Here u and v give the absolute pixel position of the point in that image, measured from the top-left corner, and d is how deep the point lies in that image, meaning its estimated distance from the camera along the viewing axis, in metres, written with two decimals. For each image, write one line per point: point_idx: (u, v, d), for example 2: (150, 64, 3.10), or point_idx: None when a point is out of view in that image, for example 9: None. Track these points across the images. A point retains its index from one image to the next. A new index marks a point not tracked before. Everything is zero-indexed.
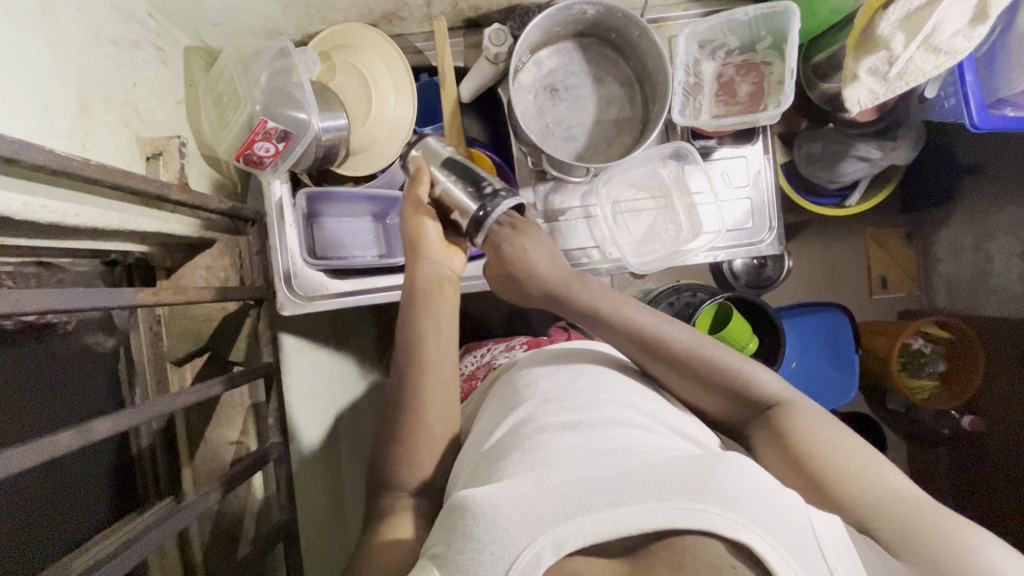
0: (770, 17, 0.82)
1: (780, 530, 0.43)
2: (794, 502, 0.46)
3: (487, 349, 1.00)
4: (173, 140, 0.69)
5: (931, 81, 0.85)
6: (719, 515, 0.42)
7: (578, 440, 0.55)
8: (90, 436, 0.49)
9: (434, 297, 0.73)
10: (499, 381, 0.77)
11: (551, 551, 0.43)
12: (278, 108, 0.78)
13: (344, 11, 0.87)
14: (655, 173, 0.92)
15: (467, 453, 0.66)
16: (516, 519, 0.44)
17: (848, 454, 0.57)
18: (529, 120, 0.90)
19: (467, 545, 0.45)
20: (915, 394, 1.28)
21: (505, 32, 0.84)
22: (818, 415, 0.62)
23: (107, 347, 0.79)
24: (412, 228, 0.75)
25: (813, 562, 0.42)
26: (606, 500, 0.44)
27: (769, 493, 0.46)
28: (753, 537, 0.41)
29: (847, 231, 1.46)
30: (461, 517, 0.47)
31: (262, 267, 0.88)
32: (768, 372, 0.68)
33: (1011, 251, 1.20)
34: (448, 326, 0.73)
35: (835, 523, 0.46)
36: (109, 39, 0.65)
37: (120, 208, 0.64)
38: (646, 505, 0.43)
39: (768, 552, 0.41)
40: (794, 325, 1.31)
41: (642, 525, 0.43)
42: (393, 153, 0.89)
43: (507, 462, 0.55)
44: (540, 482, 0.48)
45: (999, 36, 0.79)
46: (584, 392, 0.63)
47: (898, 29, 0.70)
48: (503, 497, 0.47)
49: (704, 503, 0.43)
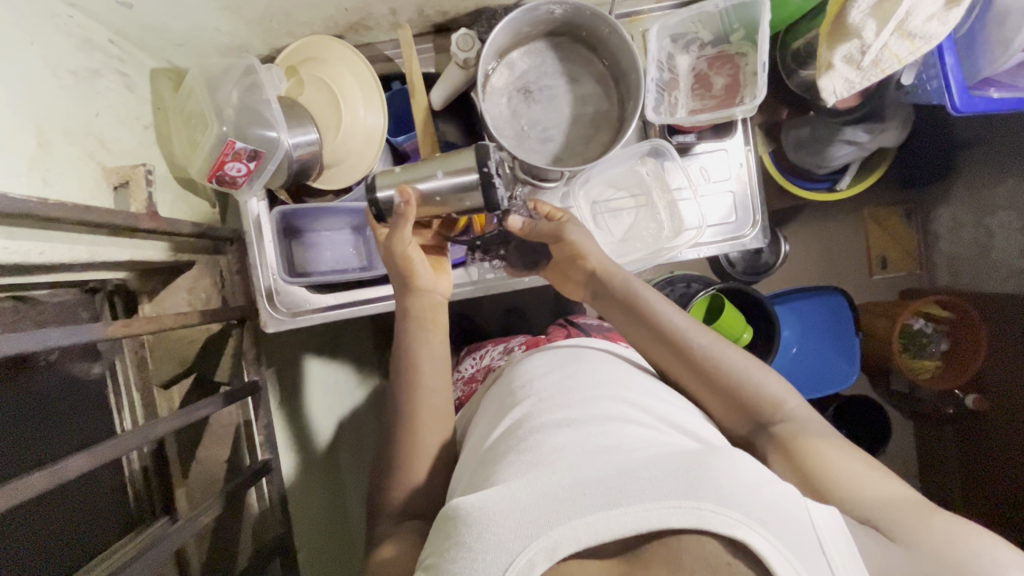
0: (740, 8, 0.80)
1: (778, 525, 0.43)
2: (789, 496, 0.46)
3: (485, 350, 0.99)
4: (139, 168, 0.67)
5: (908, 68, 0.82)
6: (714, 512, 0.42)
7: (571, 439, 0.55)
8: (64, 474, 0.50)
9: (426, 323, 0.76)
10: (501, 377, 0.78)
11: (543, 557, 0.42)
12: (248, 128, 0.78)
13: (309, 23, 0.85)
14: (634, 171, 0.90)
15: (468, 457, 0.65)
16: (508, 526, 0.44)
17: (847, 458, 0.61)
18: (503, 124, 0.89)
19: (458, 553, 0.45)
20: (916, 374, 1.29)
21: (472, 36, 0.82)
22: (822, 434, 0.64)
23: (93, 374, 0.79)
24: (402, 267, 0.75)
25: (814, 555, 0.43)
26: (600, 502, 0.44)
27: (761, 487, 0.45)
28: (750, 533, 0.41)
29: (845, 212, 1.44)
30: (455, 525, 0.47)
31: (244, 284, 0.89)
32: (781, 384, 0.69)
33: (1011, 225, 1.19)
34: (441, 354, 0.75)
35: (835, 517, 0.47)
36: (68, 70, 0.65)
37: (89, 240, 0.64)
38: (640, 505, 0.43)
39: (765, 547, 0.41)
40: (795, 309, 1.30)
41: (636, 527, 0.42)
42: (367, 165, 0.87)
43: (503, 465, 0.55)
44: (534, 484, 0.48)
45: (978, 17, 0.74)
46: (577, 389, 0.64)
47: (869, 16, 0.66)
48: (495, 503, 0.47)
49: (698, 501, 0.43)
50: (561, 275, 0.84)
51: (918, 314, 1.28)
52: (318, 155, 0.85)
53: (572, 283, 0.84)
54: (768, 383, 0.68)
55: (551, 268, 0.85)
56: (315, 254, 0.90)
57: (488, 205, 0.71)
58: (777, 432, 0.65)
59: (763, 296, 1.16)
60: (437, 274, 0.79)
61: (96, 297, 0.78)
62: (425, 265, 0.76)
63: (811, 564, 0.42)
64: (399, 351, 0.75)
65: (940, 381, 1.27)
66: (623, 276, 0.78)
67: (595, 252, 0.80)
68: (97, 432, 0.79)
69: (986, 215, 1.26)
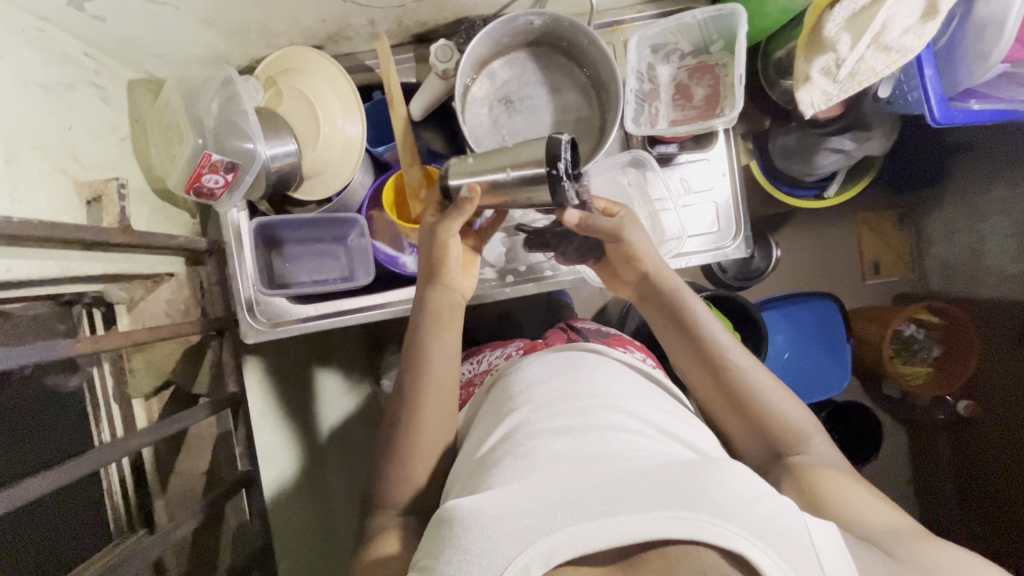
0: (718, 20, 0.80)
1: (775, 539, 0.42)
2: (787, 513, 0.45)
3: (483, 355, 0.98)
4: (111, 183, 0.68)
5: (885, 81, 0.82)
6: (712, 524, 0.41)
7: (571, 448, 0.55)
8: (25, 495, 0.51)
9: (440, 320, 0.76)
10: (500, 379, 0.77)
11: (538, 563, 0.41)
12: (225, 140, 0.78)
13: (287, 34, 0.85)
14: (616, 182, 0.90)
15: (462, 463, 0.66)
16: (503, 531, 0.43)
17: (854, 491, 0.62)
18: (484, 133, 0.89)
19: (452, 556, 0.44)
20: (907, 380, 1.28)
21: (451, 48, 0.83)
22: (836, 470, 0.65)
23: (70, 387, 0.78)
24: (434, 260, 0.77)
25: (810, 567, 0.43)
26: (597, 509, 0.43)
27: (758, 501, 0.44)
28: (747, 546, 0.41)
29: (837, 217, 1.43)
30: (449, 528, 0.46)
31: (224, 296, 0.87)
32: (805, 418, 0.69)
33: (1003, 232, 1.20)
34: (453, 350, 0.75)
35: (833, 533, 0.46)
36: (38, 84, 0.64)
37: (64, 254, 0.64)
38: (637, 514, 0.42)
39: (763, 560, 0.40)
40: (788, 314, 1.29)
41: (634, 536, 0.41)
42: (347, 176, 0.87)
43: (498, 472, 0.55)
44: (529, 491, 0.47)
45: (956, 27, 0.74)
46: (576, 397, 0.64)
47: (844, 30, 0.67)
48: (492, 507, 0.46)
49: (696, 513, 0.42)
50: (609, 274, 0.82)
51: (910, 320, 1.27)
52: (298, 166, 0.84)
53: (620, 282, 0.81)
54: (794, 414, 0.69)
55: (602, 265, 0.83)
56: (295, 264, 0.93)
57: (557, 203, 0.68)
58: (793, 463, 0.66)
59: (750, 303, 1.16)
60: (464, 274, 0.80)
61: (71, 309, 0.75)
62: (456, 261, 0.78)
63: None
64: (411, 344, 0.75)
65: (931, 386, 1.26)
66: (674, 284, 0.76)
67: (650, 255, 0.77)
68: (73, 444, 0.78)
69: (980, 221, 1.26)
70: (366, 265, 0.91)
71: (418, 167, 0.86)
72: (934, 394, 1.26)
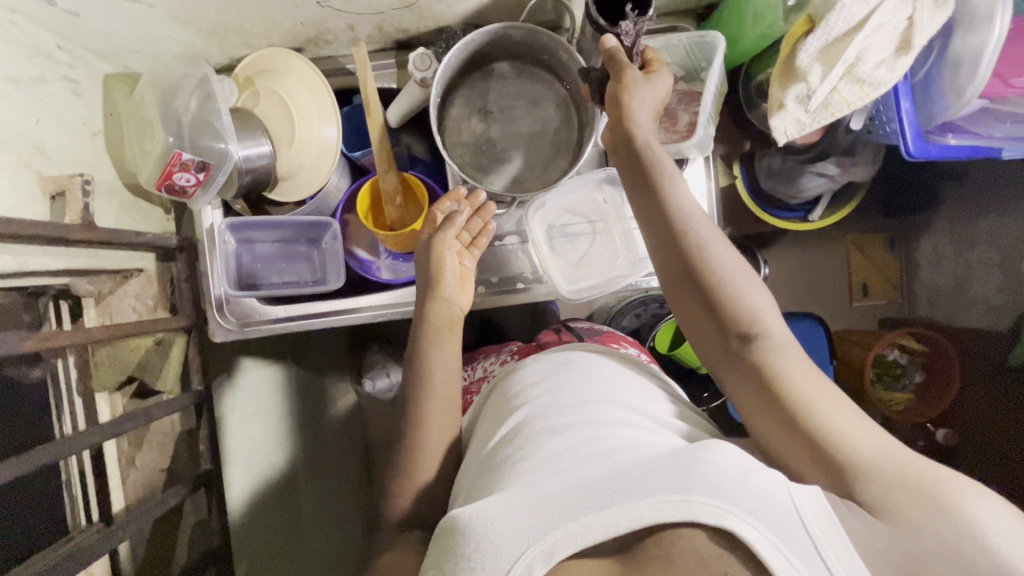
0: (701, 45, 0.81)
1: (764, 511, 0.47)
2: (773, 484, 0.50)
3: (477, 361, 0.97)
4: (76, 178, 0.69)
5: (857, 112, 0.83)
6: (702, 503, 0.47)
7: (566, 445, 0.57)
8: None
9: (443, 334, 0.74)
10: (497, 383, 0.77)
11: (541, 561, 0.47)
12: (198, 140, 0.78)
13: (266, 35, 0.85)
14: (592, 197, 0.90)
15: (470, 458, 0.67)
16: (507, 533, 0.48)
17: (821, 397, 0.58)
18: (461, 142, 0.89)
19: (460, 562, 0.48)
20: (891, 407, 1.25)
21: (430, 57, 0.81)
22: (801, 368, 0.60)
23: (32, 378, 0.77)
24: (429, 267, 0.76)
25: (799, 537, 0.47)
26: (593, 504, 0.49)
27: (746, 477, 0.50)
28: (736, 520, 0.46)
29: (825, 238, 1.39)
30: (454, 537, 0.50)
31: (192, 292, 0.88)
32: (771, 305, 0.64)
33: (990, 261, 1.21)
34: (453, 362, 0.74)
35: (818, 495, 0.50)
36: (6, 77, 0.64)
37: (15, 248, 0.62)
38: (632, 503, 0.48)
39: (752, 534, 0.46)
40: None
41: (631, 524, 0.47)
42: (321, 179, 0.87)
43: (499, 475, 0.57)
44: (529, 493, 0.51)
45: (934, 61, 0.74)
46: (571, 394, 0.65)
47: (816, 61, 0.69)
48: (492, 513, 0.50)
49: (688, 494, 0.48)
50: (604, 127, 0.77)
51: (894, 345, 1.24)
52: (271, 169, 0.84)
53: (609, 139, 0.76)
54: (754, 299, 0.64)
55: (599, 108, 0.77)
56: (266, 264, 0.92)
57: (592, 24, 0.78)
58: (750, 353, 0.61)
59: None
60: (461, 290, 0.78)
61: (38, 301, 0.74)
62: (454, 276, 0.77)
63: (797, 547, 0.46)
64: (412, 357, 0.74)
65: (912, 413, 1.25)
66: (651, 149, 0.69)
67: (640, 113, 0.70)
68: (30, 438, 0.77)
69: (967, 249, 1.26)
70: (338, 270, 0.91)
71: (394, 174, 0.85)
72: (919, 420, 1.24)
